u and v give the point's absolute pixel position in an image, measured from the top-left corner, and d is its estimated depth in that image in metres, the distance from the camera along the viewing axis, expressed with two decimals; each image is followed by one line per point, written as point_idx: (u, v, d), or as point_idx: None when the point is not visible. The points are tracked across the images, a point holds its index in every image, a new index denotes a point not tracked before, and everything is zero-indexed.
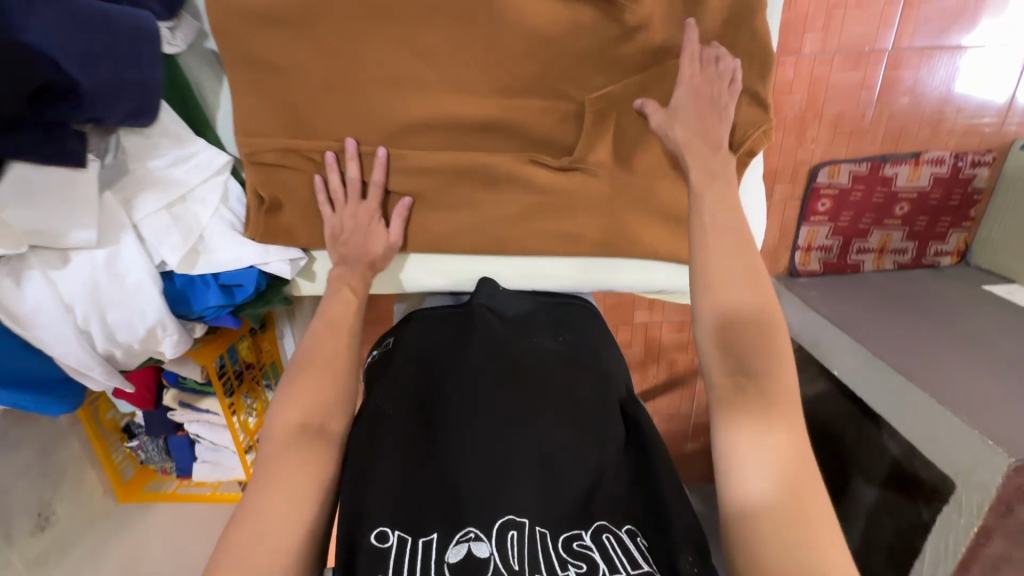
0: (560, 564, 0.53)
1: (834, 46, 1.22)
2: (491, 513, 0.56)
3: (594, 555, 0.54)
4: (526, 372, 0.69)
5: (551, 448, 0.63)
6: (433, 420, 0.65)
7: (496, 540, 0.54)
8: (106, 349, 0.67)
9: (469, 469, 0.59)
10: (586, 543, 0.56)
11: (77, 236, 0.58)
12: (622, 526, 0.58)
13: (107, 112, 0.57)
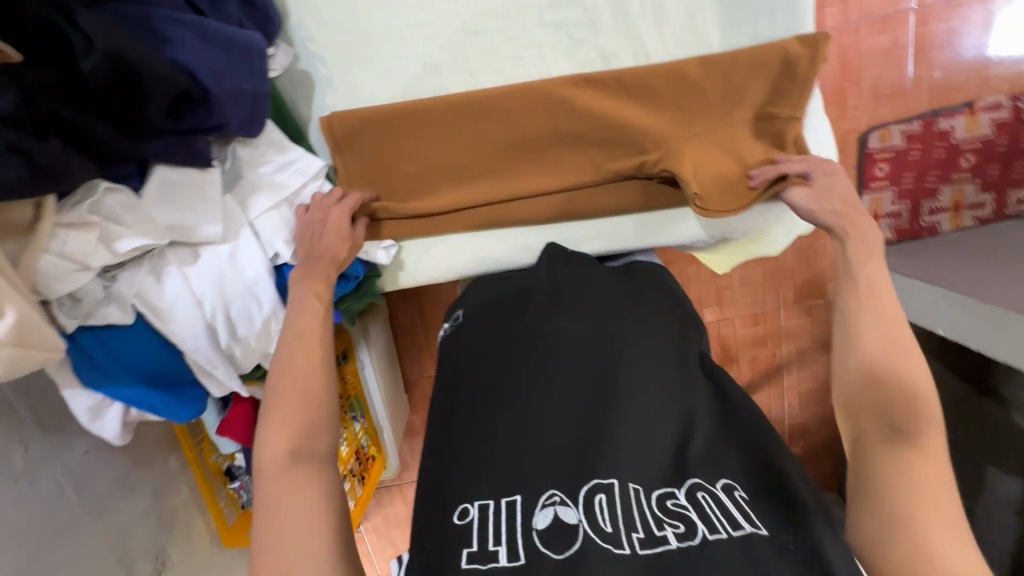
0: (655, 525, 0.46)
1: (856, 17, 1.46)
2: (575, 474, 0.49)
3: (692, 514, 0.46)
4: (591, 324, 0.61)
5: (639, 394, 0.55)
6: (505, 367, 0.59)
7: (582, 503, 0.47)
8: (227, 346, 0.71)
9: (532, 430, 0.53)
10: (680, 502, 0.47)
11: (205, 230, 0.64)
12: (717, 482, 0.49)
13: (231, 117, 0.64)
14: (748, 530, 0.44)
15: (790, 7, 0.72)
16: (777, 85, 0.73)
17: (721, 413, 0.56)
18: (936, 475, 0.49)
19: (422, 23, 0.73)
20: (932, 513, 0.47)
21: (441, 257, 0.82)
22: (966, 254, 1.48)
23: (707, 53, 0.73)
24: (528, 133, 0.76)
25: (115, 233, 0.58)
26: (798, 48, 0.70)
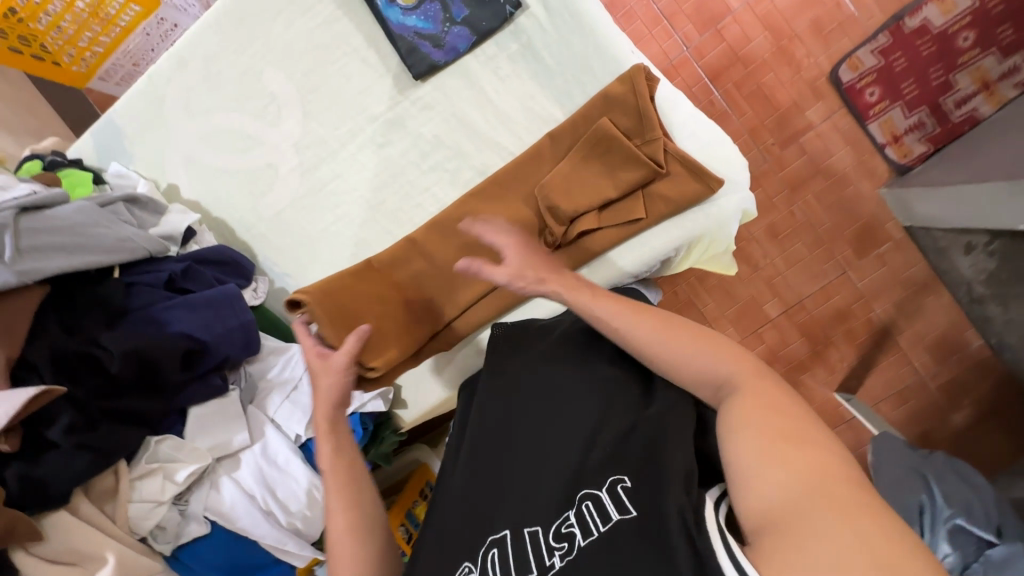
0: (546, 554, 0.53)
1: None
2: (484, 537, 0.60)
3: (574, 531, 0.53)
4: (512, 383, 0.70)
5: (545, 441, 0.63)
6: (453, 460, 0.71)
7: (482, 563, 0.57)
8: (287, 521, 0.85)
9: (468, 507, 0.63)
10: (570, 521, 0.54)
11: (237, 438, 0.83)
12: (605, 484, 0.54)
13: (230, 349, 0.84)
14: (614, 521, 0.50)
15: (603, 60, 0.80)
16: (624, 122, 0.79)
17: (634, 411, 0.59)
18: (766, 398, 0.48)
19: (340, 216, 0.92)
20: (772, 430, 0.45)
21: (430, 382, 0.93)
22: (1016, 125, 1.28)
23: (554, 129, 0.83)
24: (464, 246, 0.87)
25: (173, 467, 0.77)
26: (616, 88, 0.78)
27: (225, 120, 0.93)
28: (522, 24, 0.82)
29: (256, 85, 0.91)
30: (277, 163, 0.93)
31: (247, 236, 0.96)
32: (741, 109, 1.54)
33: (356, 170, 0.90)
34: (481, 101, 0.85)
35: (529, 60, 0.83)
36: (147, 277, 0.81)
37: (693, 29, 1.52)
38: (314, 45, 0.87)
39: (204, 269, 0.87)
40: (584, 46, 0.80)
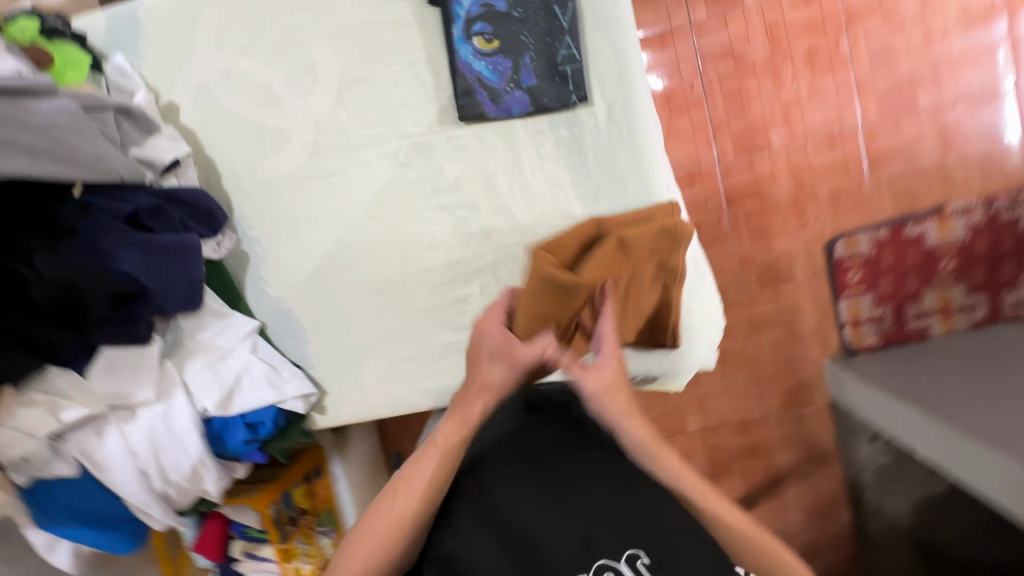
0: None
1: (802, 136, 1.54)
2: None
3: None
4: (508, 443, 0.66)
5: (542, 503, 0.58)
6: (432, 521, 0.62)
7: None
8: (161, 487, 0.83)
9: (462, 569, 0.55)
10: None
11: (140, 395, 0.78)
12: (622, 554, 0.54)
13: (167, 302, 0.79)
14: None
15: (639, 183, 0.82)
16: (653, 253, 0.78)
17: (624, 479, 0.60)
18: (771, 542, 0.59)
19: (334, 210, 0.89)
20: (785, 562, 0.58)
21: (359, 401, 0.94)
22: (952, 361, 1.41)
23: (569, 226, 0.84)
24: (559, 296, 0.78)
25: (61, 405, 0.72)
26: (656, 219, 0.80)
27: (253, 66, 0.87)
28: (580, 115, 0.82)
29: (302, 49, 0.86)
30: (291, 132, 0.88)
31: (231, 188, 0.91)
32: (741, 237, 1.60)
33: (368, 174, 0.87)
34: (513, 165, 0.84)
35: (575, 153, 0.83)
36: (107, 203, 0.75)
37: (731, 148, 1.56)
38: (376, 40, 0.84)
39: (173, 210, 0.81)
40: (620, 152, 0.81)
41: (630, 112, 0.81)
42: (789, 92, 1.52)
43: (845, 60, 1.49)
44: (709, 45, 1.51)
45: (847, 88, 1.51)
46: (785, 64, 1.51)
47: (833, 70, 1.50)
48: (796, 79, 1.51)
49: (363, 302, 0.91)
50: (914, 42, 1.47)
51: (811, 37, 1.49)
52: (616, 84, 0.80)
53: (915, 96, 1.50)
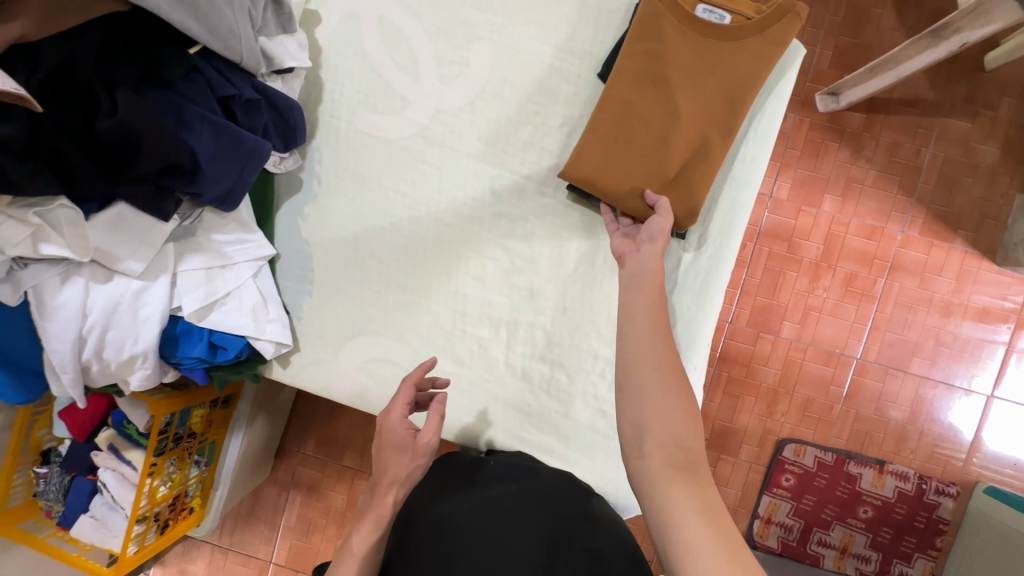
0: None
1: (807, 340, 1.62)
2: None
3: None
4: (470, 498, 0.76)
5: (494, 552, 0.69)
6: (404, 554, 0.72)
7: None
8: (88, 360, 0.75)
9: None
10: None
11: (128, 263, 0.72)
12: None
13: (207, 192, 0.74)
14: None
15: (686, 331, 0.85)
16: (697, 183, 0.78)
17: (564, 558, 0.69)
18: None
19: (408, 194, 0.87)
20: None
21: (325, 375, 0.89)
22: None
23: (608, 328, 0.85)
24: (639, 156, 0.78)
25: (46, 236, 0.66)
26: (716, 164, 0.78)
27: (410, 27, 0.85)
28: (671, 248, 0.85)
29: (464, 40, 0.85)
30: (411, 105, 0.86)
31: (324, 117, 0.87)
32: (713, 395, 1.66)
33: (459, 184, 0.86)
34: (592, 250, 0.84)
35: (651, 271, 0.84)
36: (212, 75, 0.70)
37: (746, 316, 1.63)
38: (535, 75, 0.84)
39: (265, 111, 0.77)
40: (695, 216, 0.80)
41: (713, 268, 0.84)
42: (816, 298, 1.61)
43: (873, 299, 1.60)
44: (773, 222, 1.60)
45: (863, 321, 1.61)
46: (825, 274, 1.61)
47: (860, 301, 1.61)
48: (828, 289, 1.61)
49: (383, 290, 0.88)
50: (933, 315, 1.60)
51: (857, 264, 1.60)
52: (714, 240, 0.84)
53: (912, 358, 1.61)
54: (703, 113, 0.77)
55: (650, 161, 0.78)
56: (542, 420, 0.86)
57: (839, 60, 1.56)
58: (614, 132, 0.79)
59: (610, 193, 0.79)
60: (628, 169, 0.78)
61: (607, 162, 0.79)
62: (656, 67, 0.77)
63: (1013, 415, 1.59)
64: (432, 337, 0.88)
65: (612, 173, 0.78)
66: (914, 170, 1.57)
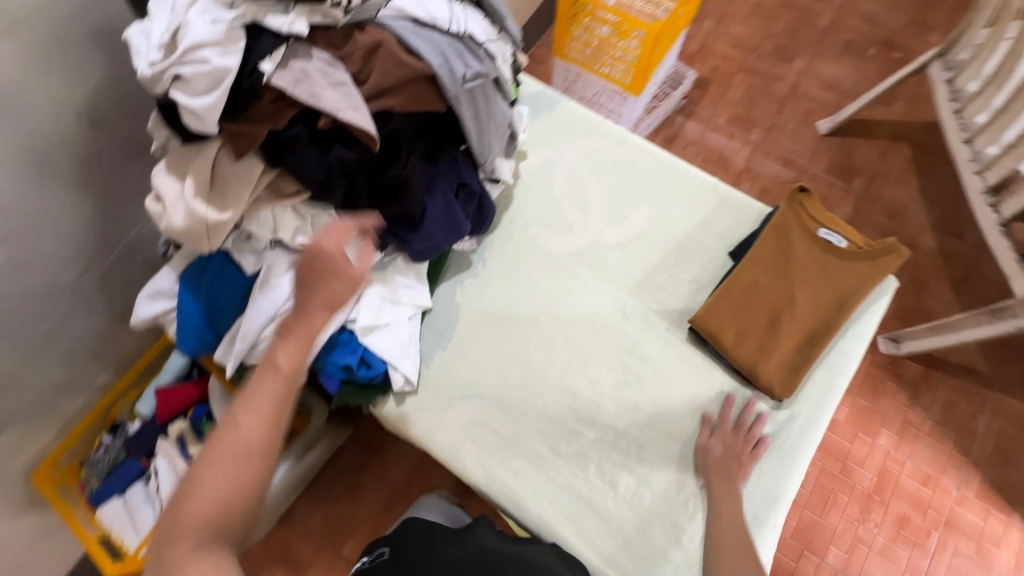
0: None
1: (855, 575, 1.54)
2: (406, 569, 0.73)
3: None
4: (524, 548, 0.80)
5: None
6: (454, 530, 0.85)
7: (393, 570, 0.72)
8: (265, 337, 0.88)
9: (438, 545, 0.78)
10: None
11: None
12: None
13: (414, 243, 0.93)
14: None
15: (771, 487, 0.90)
16: (798, 357, 0.92)
17: None
18: None
19: (552, 297, 1.05)
20: None
21: (430, 424, 0.96)
22: None
23: (699, 462, 0.91)
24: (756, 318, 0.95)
25: (304, 232, 0.84)
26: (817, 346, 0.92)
27: (591, 181, 1.12)
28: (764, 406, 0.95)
29: (628, 202, 1.10)
30: (575, 232, 1.09)
31: (505, 221, 1.10)
32: None
33: (596, 300, 1.04)
34: (696, 388, 0.96)
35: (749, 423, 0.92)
36: (462, 167, 0.94)
37: (791, 526, 1.59)
38: (677, 239, 1.06)
39: (475, 203, 1.00)
40: (795, 386, 0.92)
41: (802, 437, 0.92)
42: (867, 531, 1.57)
43: (926, 551, 1.55)
44: (829, 439, 1.66)
45: (915, 573, 1.53)
46: (877, 508, 1.59)
47: (912, 549, 1.55)
48: (879, 525, 1.58)
49: (507, 365, 1.00)
50: None
51: (910, 508, 1.59)
52: (807, 411, 0.93)
53: None
54: (815, 304, 0.94)
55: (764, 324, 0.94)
56: (617, 532, 0.88)
57: (900, 315, 1.77)
58: (739, 294, 0.97)
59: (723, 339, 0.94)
60: (744, 326, 0.94)
61: (729, 315, 0.95)
62: (781, 261, 0.97)
63: None
64: (536, 420, 0.96)
65: (730, 325, 0.95)
66: (968, 432, 1.65)
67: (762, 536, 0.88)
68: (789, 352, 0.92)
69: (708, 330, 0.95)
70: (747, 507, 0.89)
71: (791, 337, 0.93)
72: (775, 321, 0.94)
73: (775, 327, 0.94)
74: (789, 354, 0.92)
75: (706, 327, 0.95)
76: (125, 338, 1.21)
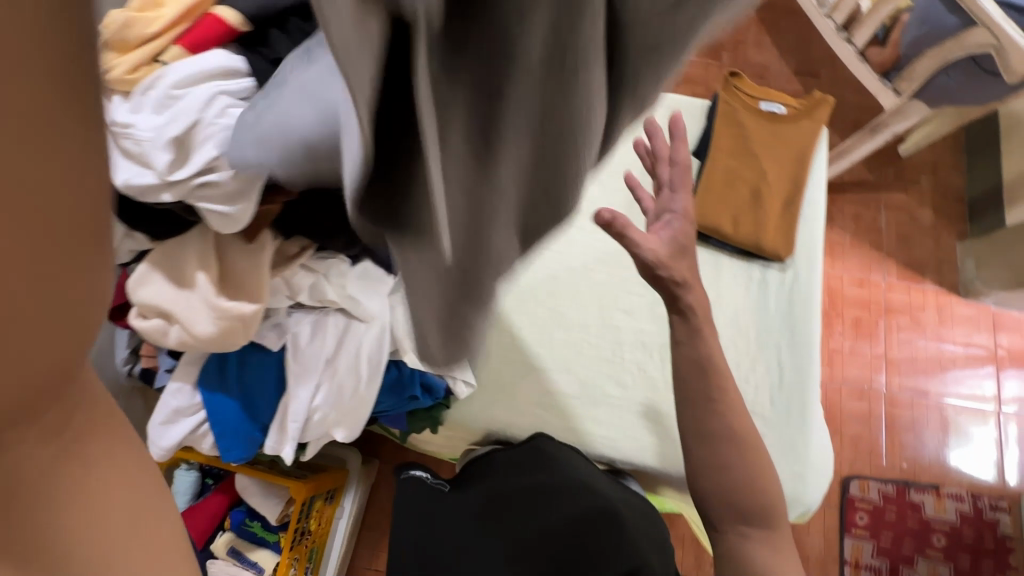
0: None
1: (840, 380, 1.83)
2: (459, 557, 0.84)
3: None
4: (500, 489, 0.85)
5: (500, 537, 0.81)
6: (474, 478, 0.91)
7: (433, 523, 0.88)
8: (318, 405, 0.81)
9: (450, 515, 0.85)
10: None
11: (367, 309, 0.81)
12: None
13: None
14: None
15: (805, 334, 1.01)
16: (784, 220, 1.04)
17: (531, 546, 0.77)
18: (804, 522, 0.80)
19: (559, 250, 1.06)
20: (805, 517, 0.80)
21: (501, 414, 0.96)
22: None
23: (742, 341, 1.01)
24: (739, 199, 1.04)
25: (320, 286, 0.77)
26: (796, 203, 1.04)
27: None
28: (772, 270, 1.05)
29: None
30: None
31: None
32: None
33: (599, 238, 1.06)
34: (715, 280, 1.04)
35: (770, 292, 1.04)
36: None
37: None
38: None
39: None
40: (792, 244, 1.03)
41: (811, 284, 1.04)
42: (836, 341, 1.86)
43: (879, 337, 1.87)
44: None
45: (878, 358, 1.86)
46: (837, 320, 1.88)
47: (870, 340, 1.87)
48: (843, 333, 1.87)
49: (548, 329, 1.01)
50: (930, 344, 1.88)
51: (859, 309, 1.89)
52: (805, 263, 1.05)
53: (928, 386, 1.84)
54: (782, 172, 1.05)
55: (747, 203, 1.04)
56: None
57: None
58: (718, 183, 1.05)
59: (720, 227, 1.02)
60: (731, 209, 1.03)
61: (717, 206, 1.03)
62: (742, 142, 1.06)
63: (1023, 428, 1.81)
64: (597, 366, 1.00)
65: (722, 212, 1.03)
66: (878, 232, 1.97)
67: (815, 374, 1.00)
68: (775, 218, 1.03)
69: (707, 225, 1.03)
70: (794, 358, 1.00)
71: (775, 205, 1.04)
72: (756, 196, 1.04)
73: (758, 202, 1.03)
74: (777, 219, 1.03)
75: (704, 223, 1.03)
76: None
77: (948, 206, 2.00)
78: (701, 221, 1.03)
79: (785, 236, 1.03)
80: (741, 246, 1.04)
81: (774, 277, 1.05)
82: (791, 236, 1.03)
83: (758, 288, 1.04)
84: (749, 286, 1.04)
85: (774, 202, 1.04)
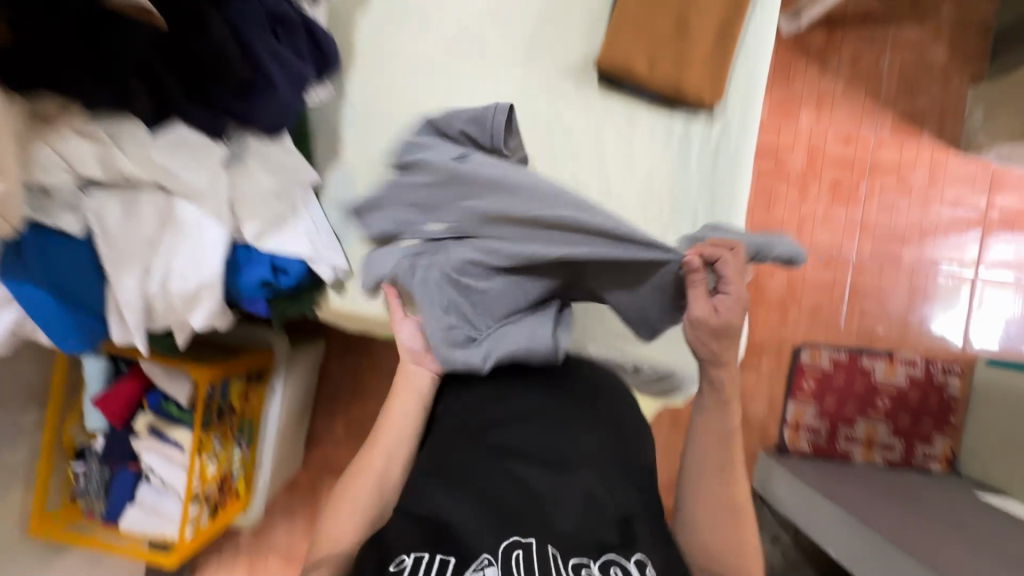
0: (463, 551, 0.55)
1: (806, 249, 1.71)
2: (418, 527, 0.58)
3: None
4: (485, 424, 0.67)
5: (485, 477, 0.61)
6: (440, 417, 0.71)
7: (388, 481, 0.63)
8: (154, 293, 0.74)
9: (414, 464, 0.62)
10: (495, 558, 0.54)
11: (188, 182, 0.71)
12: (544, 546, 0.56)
13: (262, 116, 0.75)
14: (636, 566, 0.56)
15: (727, 197, 0.88)
16: (714, 56, 0.84)
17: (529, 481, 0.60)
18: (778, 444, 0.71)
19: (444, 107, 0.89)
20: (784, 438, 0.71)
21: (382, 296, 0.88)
22: (863, 477, 1.53)
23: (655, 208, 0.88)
24: (660, 30, 0.84)
25: (112, 156, 0.66)
26: (731, 33, 0.84)
27: None
28: (697, 122, 0.89)
29: None
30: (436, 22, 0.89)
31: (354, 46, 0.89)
32: None
33: (493, 90, 0.89)
34: (628, 136, 0.89)
35: (692, 149, 0.88)
36: None
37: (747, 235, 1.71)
38: None
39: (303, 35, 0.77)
40: (720, 88, 0.85)
41: (742, 138, 0.88)
42: (809, 207, 1.71)
43: (858, 201, 1.71)
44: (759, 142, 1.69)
45: (853, 224, 1.71)
46: (813, 184, 1.70)
47: (847, 205, 1.71)
48: (817, 198, 1.71)
49: None
50: (914, 207, 1.71)
51: (839, 170, 1.70)
52: (736, 111, 0.88)
53: (902, 252, 1.72)
54: None
55: (670, 35, 0.84)
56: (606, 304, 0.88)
57: None
58: (634, 10, 0.84)
59: (633, 69, 0.84)
60: (649, 44, 0.84)
61: (631, 40, 0.84)
62: None
63: (996, 293, 1.72)
64: None
65: (637, 49, 0.84)
66: (876, 78, 1.69)
67: None
68: (702, 54, 0.84)
69: (618, 66, 0.85)
70: (711, 225, 0.88)
71: (703, 37, 0.84)
72: (680, 26, 0.84)
73: (682, 33, 0.84)
74: (705, 55, 0.84)
75: (614, 64, 0.85)
76: (21, 370, 1.03)
77: (967, 42, 1.68)
78: (611, 61, 0.85)
79: (713, 77, 0.85)
80: (660, 92, 0.86)
81: (698, 131, 0.88)
82: (721, 76, 0.85)
83: (678, 145, 0.89)
84: (667, 142, 0.89)
85: (702, 32, 0.84)
